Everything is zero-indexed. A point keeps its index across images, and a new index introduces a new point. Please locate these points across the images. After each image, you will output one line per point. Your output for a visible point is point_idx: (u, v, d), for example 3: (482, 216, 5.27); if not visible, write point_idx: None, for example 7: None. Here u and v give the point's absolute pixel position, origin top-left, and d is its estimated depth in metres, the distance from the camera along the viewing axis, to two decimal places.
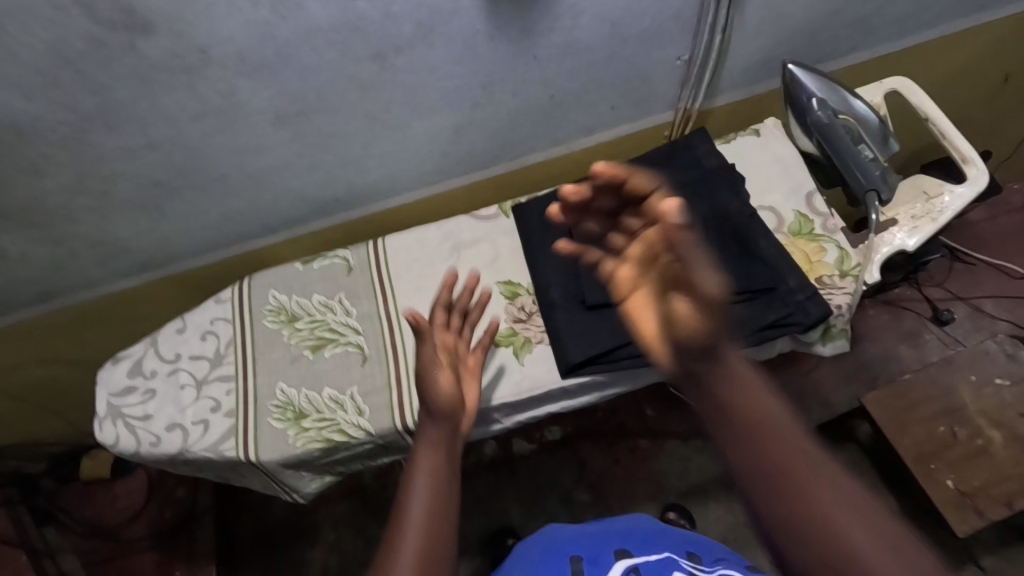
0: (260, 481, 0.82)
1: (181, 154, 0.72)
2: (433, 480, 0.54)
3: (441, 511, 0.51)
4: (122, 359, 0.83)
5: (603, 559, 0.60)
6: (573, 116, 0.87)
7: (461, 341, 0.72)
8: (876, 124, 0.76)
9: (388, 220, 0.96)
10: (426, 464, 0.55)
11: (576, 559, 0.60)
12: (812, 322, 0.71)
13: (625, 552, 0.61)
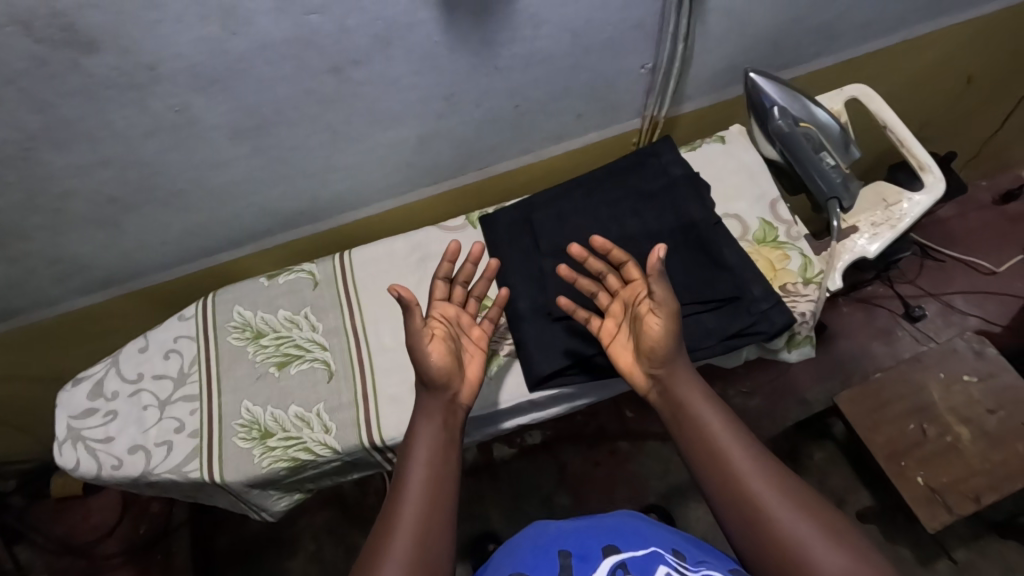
0: (225, 501, 0.80)
1: (136, 171, 0.71)
2: (431, 464, 0.56)
3: (440, 493, 0.54)
4: (83, 380, 0.81)
5: (590, 556, 0.57)
6: (540, 124, 0.87)
7: (466, 313, 0.70)
8: (836, 130, 0.76)
9: (356, 231, 0.95)
10: (424, 450, 0.57)
11: (563, 554, 0.57)
12: (777, 331, 0.71)
13: (613, 548, 0.58)
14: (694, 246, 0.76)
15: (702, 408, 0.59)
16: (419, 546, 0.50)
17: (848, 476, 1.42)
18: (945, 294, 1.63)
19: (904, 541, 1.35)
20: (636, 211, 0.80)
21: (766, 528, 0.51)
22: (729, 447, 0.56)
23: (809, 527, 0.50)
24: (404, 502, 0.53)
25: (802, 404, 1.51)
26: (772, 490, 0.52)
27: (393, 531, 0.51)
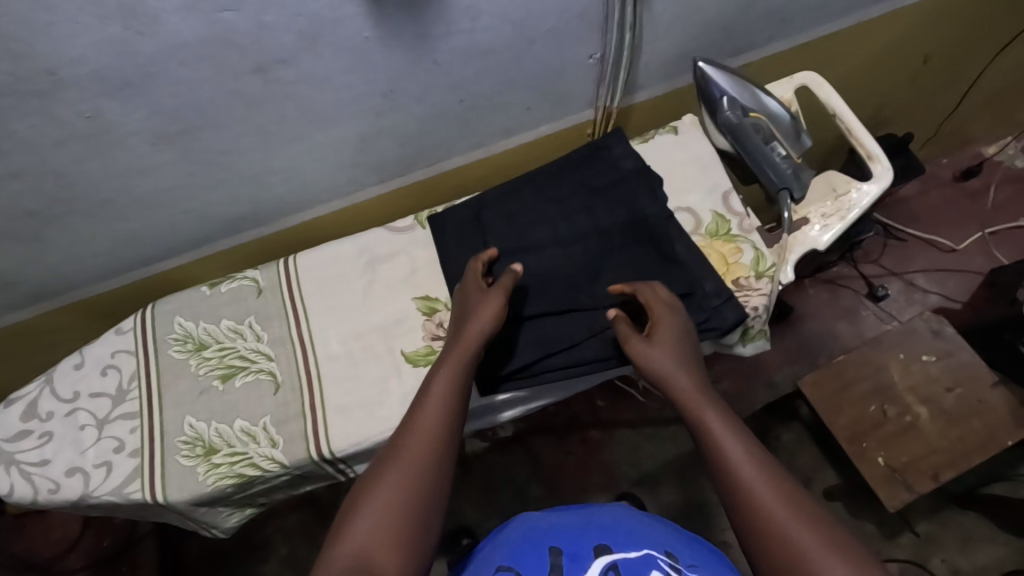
0: (173, 519, 0.78)
1: (51, 180, 0.66)
2: (438, 429, 0.56)
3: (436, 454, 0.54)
4: (15, 401, 0.77)
5: (581, 555, 0.55)
6: (488, 119, 0.84)
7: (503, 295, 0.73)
8: (788, 121, 0.74)
9: (305, 233, 0.92)
10: (434, 410, 0.57)
11: (554, 551, 0.55)
12: (729, 327, 0.70)
13: (604, 547, 0.56)
14: (645, 242, 0.75)
15: (704, 408, 0.58)
16: (400, 496, 0.50)
17: (814, 455, 1.44)
18: (907, 272, 1.65)
19: (868, 516, 1.38)
20: (586, 207, 0.78)
21: (765, 530, 0.48)
22: (726, 445, 0.55)
23: (809, 535, 0.47)
24: (396, 461, 0.53)
25: (770, 386, 1.53)
26: (774, 493, 0.50)
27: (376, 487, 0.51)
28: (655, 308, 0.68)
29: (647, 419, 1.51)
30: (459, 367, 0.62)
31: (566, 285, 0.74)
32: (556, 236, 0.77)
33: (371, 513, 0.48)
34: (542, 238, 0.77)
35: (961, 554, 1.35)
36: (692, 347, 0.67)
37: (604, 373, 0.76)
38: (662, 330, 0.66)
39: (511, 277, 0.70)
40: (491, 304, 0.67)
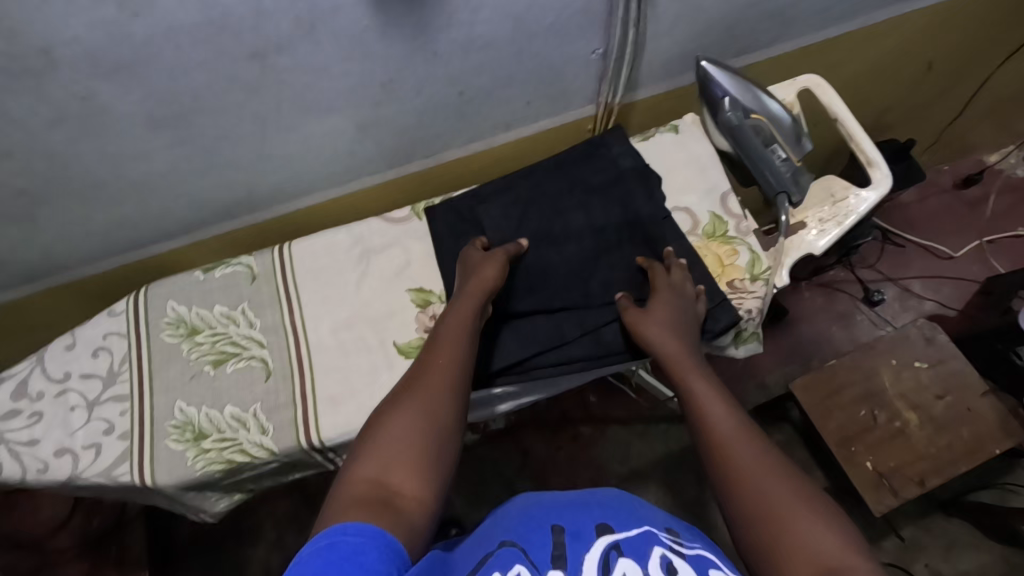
0: (162, 502, 0.78)
1: (45, 161, 0.65)
2: (444, 375, 0.59)
3: (442, 394, 0.57)
4: (5, 380, 0.77)
5: (584, 533, 0.51)
6: (487, 112, 0.83)
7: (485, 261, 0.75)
8: (789, 123, 0.74)
9: (301, 220, 0.92)
10: (445, 362, 0.61)
11: (557, 530, 0.51)
12: (720, 330, 0.71)
13: (606, 528, 0.52)
14: (638, 242, 0.76)
15: (693, 377, 0.63)
16: (413, 431, 0.52)
17: (802, 458, 1.45)
18: (903, 278, 1.66)
19: (853, 519, 1.40)
20: (584, 202, 0.78)
21: (744, 490, 0.51)
22: (714, 412, 0.58)
23: (786, 489, 0.49)
24: (410, 401, 0.55)
25: (762, 387, 1.54)
26: (754, 454, 0.53)
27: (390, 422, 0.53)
28: (657, 282, 0.71)
29: (638, 416, 1.51)
30: (467, 321, 0.66)
31: (564, 283, 0.74)
32: (548, 230, 0.77)
33: (383, 443, 0.51)
34: (538, 231, 0.77)
35: (945, 560, 1.37)
36: (692, 318, 0.69)
37: (595, 370, 0.76)
38: (662, 299, 0.69)
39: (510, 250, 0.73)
40: (493, 266, 0.71)
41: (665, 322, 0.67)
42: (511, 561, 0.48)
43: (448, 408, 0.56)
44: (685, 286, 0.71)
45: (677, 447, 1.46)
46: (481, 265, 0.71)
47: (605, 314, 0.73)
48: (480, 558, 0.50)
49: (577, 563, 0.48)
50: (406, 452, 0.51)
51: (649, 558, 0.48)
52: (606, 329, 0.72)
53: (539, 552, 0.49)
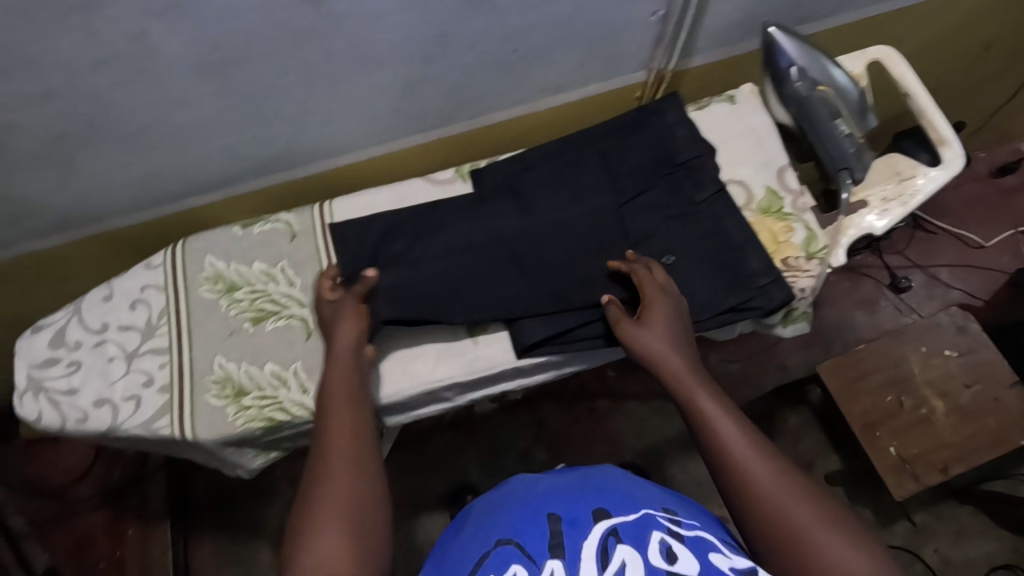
0: (200, 457, 0.78)
1: (89, 104, 0.63)
2: (351, 443, 0.57)
3: (354, 466, 0.54)
4: (43, 329, 0.77)
5: (581, 521, 0.50)
6: (537, 73, 0.80)
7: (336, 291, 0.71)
8: (856, 95, 0.71)
9: (338, 178, 0.89)
10: (347, 422, 0.59)
11: (552, 519, 0.50)
12: (774, 307, 0.69)
13: (603, 511, 0.51)
14: (505, 264, 0.73)
15: (694, 386, 0.61)
16: (343, 504, 0.51)
17: (818, 440, 1.47)
18: (931, 265, 1.63)
19: (865, 502, 1.41)
20: (445, 224, 0.76)
21: (769, 509, 0.49)
22: (720, 425, 0.56)
23: (805, 509, 0.49)
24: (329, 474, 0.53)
25: (781, 369, 1.53)
26: (775, 472, 0.52)
27: (319, 501, 0.51)
28: (647, 287, 0.68)
29: (656, 393, 1.51)
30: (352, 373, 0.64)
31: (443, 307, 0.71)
32: (403, 253, 0.74)
33: (323, 523, 0.49)
34: (396, 254, 0.74)
35: (954, 546, 1.38)
36: (687, 320, 0.68)
37: None
38: (660, 316, 0.66)
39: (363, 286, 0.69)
40: (352, 320, 0.67)
41: (657, 333, 0.65)
42: (508, 561, 0.48)
43: (365, 474, 0.54)
44: (671, 289, 0.69)
45: None
46: (338, 323, 0.67)
47: None
48: (479, 557, 0.49)
49: (575, 553, 0.47)
50: (349, 535, 0.49)
51: (649, 544, 0.47)
52: None
53: (534, 543, 0.48)
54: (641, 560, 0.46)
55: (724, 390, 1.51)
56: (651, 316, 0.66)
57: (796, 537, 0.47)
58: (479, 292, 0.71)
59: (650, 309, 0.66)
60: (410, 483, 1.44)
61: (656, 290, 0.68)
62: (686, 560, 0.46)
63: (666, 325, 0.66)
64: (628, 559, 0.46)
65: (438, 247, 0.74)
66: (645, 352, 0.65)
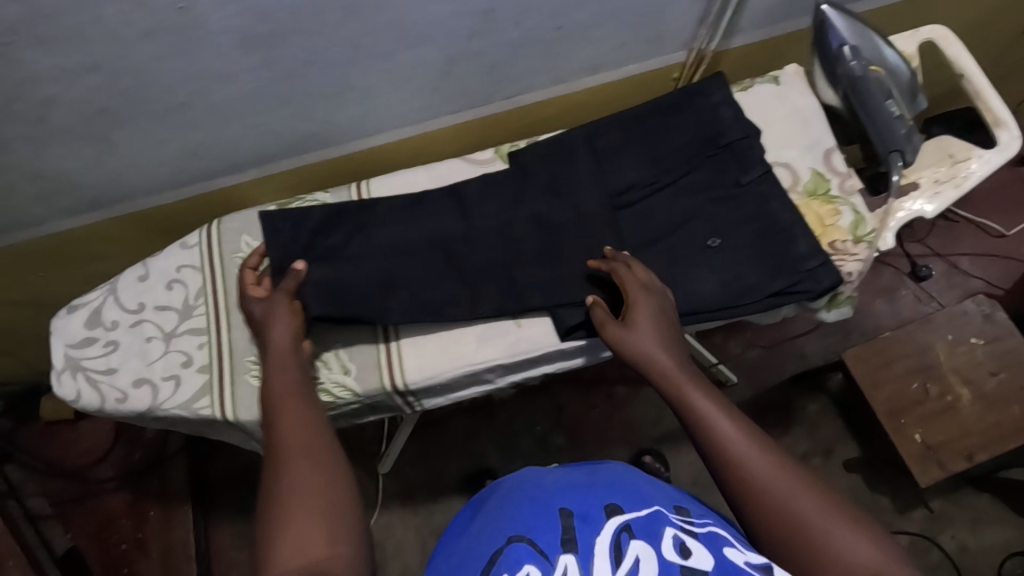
0: (238, 438, 0.77)
1: (131, 77, 0.61)
2: (307, 431, 0.55)
3: (315, 452, 0.53)
4: (78, 308, 0.76)
5: (593, 515, 0.46)
6: (578, 51, 0.79)
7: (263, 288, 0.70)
8: (907, 77, 0.70)
9: (371, 160, 0.88)
10: (299, 414, 0.57)
11: (563, 513, 0.46)
12: (822, 291, 0.69)
13: (615, 507, 0.47)
14: (440, 259, 0.73)
15: (684, 382, 0.59)
16: (311, 487, 0.49)
17: (836, 427, 1.46)
18: (952, 254, 1.62)
19: (883, 489, 1.42)
20: (383, 220, 0.75)
21: (773, 504, 0.48)
22: (715, 420, 0.55)
23: (810, 502, 0.48)
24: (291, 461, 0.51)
25: (800, 357, 1.53)
26: (775, 466, 0.50)
27: (286, 487, 0.49)
28: (629, 283, 0.66)
29: None
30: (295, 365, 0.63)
31: (407, 303, 0.71)
32: (335, 248, 0.73)
33: (293, 508, 0.47)
34: (330, 248, 0.73)
35: (971, 533, 1.39)
36: (673, 312, 0.66)
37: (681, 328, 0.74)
38: (644, 312, 0.64)
39: (295, 278, 0.68)
40: (286, 318, 0.66)
41: (641, 330, 0.63)
42: (522, 560, 0.44)
43: (328, 457, 0.53)
44: (653, 282, 0.67)
45: None
46: (272, 323, 0.65)
47: (702, 269, 0.71)
48: (488, 554, 0.45)
49: (588, 549, 0.44)
50: (312, 520, 0.46)
51: (662, 539, 0.44)
52: (702, 284, 0.70)
53: (546, 536, 0.45)
54: (656, 555, 0.43)
55: (743, 377, 1.51)
56: (636, 313, 0.64)
57: (804, 532, 0.47)
58: (520, 277, 0.72)
59: (634, 305, 0.64)
60: (429, 467, 1.44)
61: (639, 285, 0.66)
62: (702, 555, 0.44)
63: (652, 320, 0.64)
64: (642, 555, 0.43)
65: (449, 236, 0.74)
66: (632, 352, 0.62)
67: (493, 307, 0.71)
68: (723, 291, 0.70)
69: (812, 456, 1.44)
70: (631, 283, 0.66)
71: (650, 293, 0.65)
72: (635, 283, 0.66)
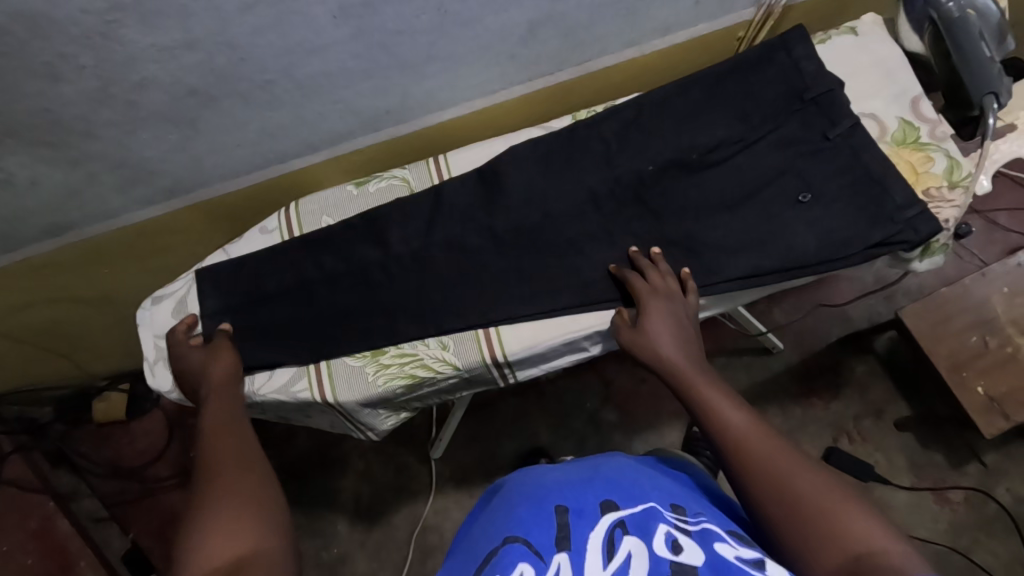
0: (330, 420, 0.78)
1: (225, 55, 0.60)
2: (238, 445, 0.56)
3: (241, 462, 0.54)
4: (164, 298, 0.76)
5: (587, 512, 0.49)
6: (654, 11, 0.77)
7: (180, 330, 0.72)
8: (997, 18, 0.67)
9: (440, 137, 0.87)
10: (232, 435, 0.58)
11: (560, 510, 0.49)
12: (922, 240, 0.67)
13: (610, 503, 0.50)
14: (363, 287, 0.74)
15: (698, 384, 0.60)
16: (237, 488, 0.50)
17: (889, 386, 1.42)
18: (990, 210, 1.57)
19: (937, 446, 1.38)
20: (303, 256, 0.76)
21: (773, 483, 0.49)
22: (725, 418, 0.56)
23: (811, 485, 0.47)
24: (223, 470, 0.52)
25: (846, 321, 1.47)
26: (776, 449, 0.51)
27: (209, 492, 0.49)
28: (639, 286, 0.68)
29: (720, 348, 1.46)
30: (223, 394, 0.65)
31: (481, 291, 0.73)
32: (394, 252, 0.75)
33: (218, 507, 0.47)
34: (268, 290, 0.75)
35: None
36: (688, 315, 0.67)
37: (777, 285, 0.74)
38: (653, 311, 0.66)
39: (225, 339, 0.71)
40: (224, 354, 0.69)
41: (657, 335, 0.65)
42: (517, 559, 0.44)
43: (252, 466, 0.54)
44: (666, 284, 0.68)
45: (762, 377, 1.43)
46: (211, 360, 0.68)
47: (795, 223, 0.70)
48: (486, 555, 0.46)
49: (581, 545, 0.46)
50: (235, 517, 0.46)
51: (654, 535, 0.46)
52: (798, 237, 0.70)
53: (542, 537, 0.46)
54: (648, 549, 0.45)
55: (790, 342, 1.46)
56: (649, 317, 0.66)
57: (808, 515, 0.46)
58: (585, 248, 0.73)
59: (647, 309, 0.66)
60: (479, 449, 1.40)
61: (651, 288, 0.68)
62: (692, 550, 0.45)
63: (671, 324, 0.66)
64: (633, 550, 0.45)
65: (371, 262, 0.75)
66: (646, 353, 0.65)
67: (597, 272, 0.73)
68: (820, 244, 0.69)
69: (863, 418, 1.41)
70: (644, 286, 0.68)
71: (661, 297, 0.67)
72: (649, 285, 0.68)
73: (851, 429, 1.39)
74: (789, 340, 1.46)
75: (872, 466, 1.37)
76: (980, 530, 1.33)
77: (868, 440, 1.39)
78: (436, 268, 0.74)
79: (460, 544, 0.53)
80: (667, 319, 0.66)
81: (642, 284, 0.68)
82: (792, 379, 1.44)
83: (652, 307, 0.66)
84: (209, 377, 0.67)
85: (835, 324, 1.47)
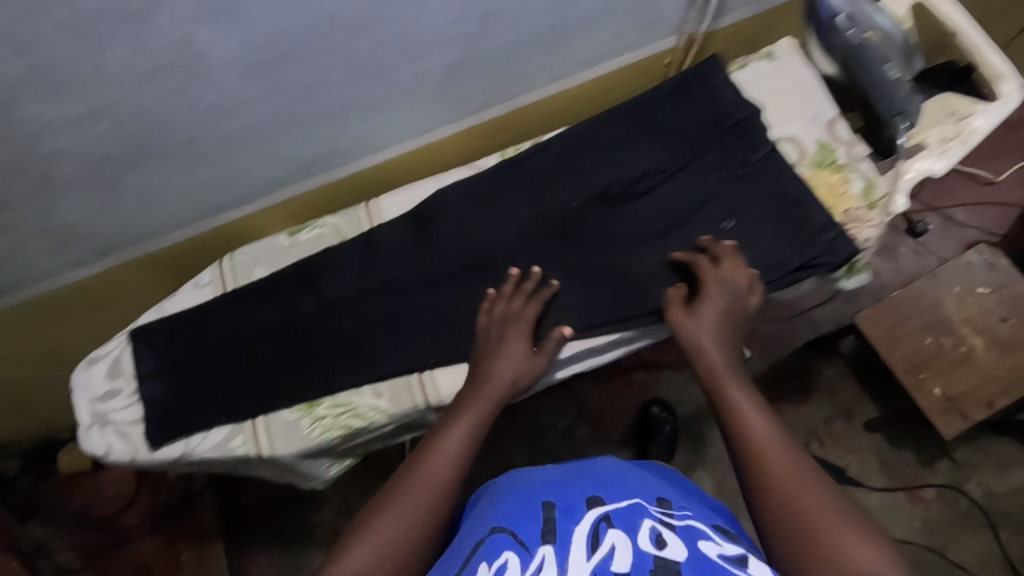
0: (273, 472, 0.78)
1: (135, 121, 0.60)
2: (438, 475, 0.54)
3: (425, 500, 0.52)
4: (98, 360, 0.76)
5: (574, 507, 0.49)
6: (573, 45, 0.78)
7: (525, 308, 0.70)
8: (896, 35, 0.71)
9: (375, 179, 0.87)
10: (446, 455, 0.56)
11: (547, 505, 0.49)
12: (841, 262, 0.69)
13: (597, 499, 0.50)
14: (297, 339, 0.74)
15: (731, 381, 0.59)
16: (402, 526, 0.50)
17: (856, 388, 1.43)
18: (945, 206, 1.58)
19: (907, 445, 1.39)
20: (236, 309, 0.76)
21: (781, 496, 0.48)
22: (751, 421, 0.54)
23: (821, 506, 0.46)
24: (405, 492, 0.52)
25: (811, 325, 1.48)
26: (794, 464, 0.50)
27: (383, 511, 0.51)
28: (705, 275, 0.67)
29: None
30: (478, 407, 0.62)
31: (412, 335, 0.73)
32: (325, 301, 0.75)
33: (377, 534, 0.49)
34: (203, 347, 0.75)
35: (997, 477, 1.36)
36: (744, 316, 0.66)
37: None
38: (710, 303, 0.65)
39: (555, 341, 0.69)
40: (514, 357, 0.66)
41: (710, 325, 0.64)
42: (502, 548, 0.45)
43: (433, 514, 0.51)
44: (734, 279, 0.66)
45: None
46: (503, 348, 0.67)
47: None
48: (473, 545, 0.47)
49: (566, 538, 0.46)
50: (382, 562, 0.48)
51: (638, 530, 0.46)
52: None
53: (529, 531, 0.47)
54: (631, 543, 0.45)
55: (757, 349, 1.47)
56: (701, 308, 0.65)
57: (808, 531, 0.45)
58: None
59: (704, 300, 0.65)
60: None
61: (716, 280, 0.66)
62: (675, 545, 0.45)
63: (727, 319, 0.64)
64: (617, 542, 0.45)
65: (303, 313, 0.75)
66: (687, 339, 0.64)
67: None
68: None
69: (834, 420, 1.41)
70: (707, 276, 0.67)
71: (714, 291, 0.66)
72: (712, 278, 0.67)
73: (822, 432, 1.40)
74: (756, 347, 1.47)
75: (844, 470, 1.37)
76: (953, 527, 1.33)
77: (839, 443, 1.40)
78: (371, 313, 0.74)
79: (443, 537, 0.53)
80: (722, 312, 0.65)
81: (703, 274, 0.67)
82: (762, 386, 1.44)
83: (707, 299, 0.65)
84: (494, 370, 0.65)
85: (800, 328, 1.48)
